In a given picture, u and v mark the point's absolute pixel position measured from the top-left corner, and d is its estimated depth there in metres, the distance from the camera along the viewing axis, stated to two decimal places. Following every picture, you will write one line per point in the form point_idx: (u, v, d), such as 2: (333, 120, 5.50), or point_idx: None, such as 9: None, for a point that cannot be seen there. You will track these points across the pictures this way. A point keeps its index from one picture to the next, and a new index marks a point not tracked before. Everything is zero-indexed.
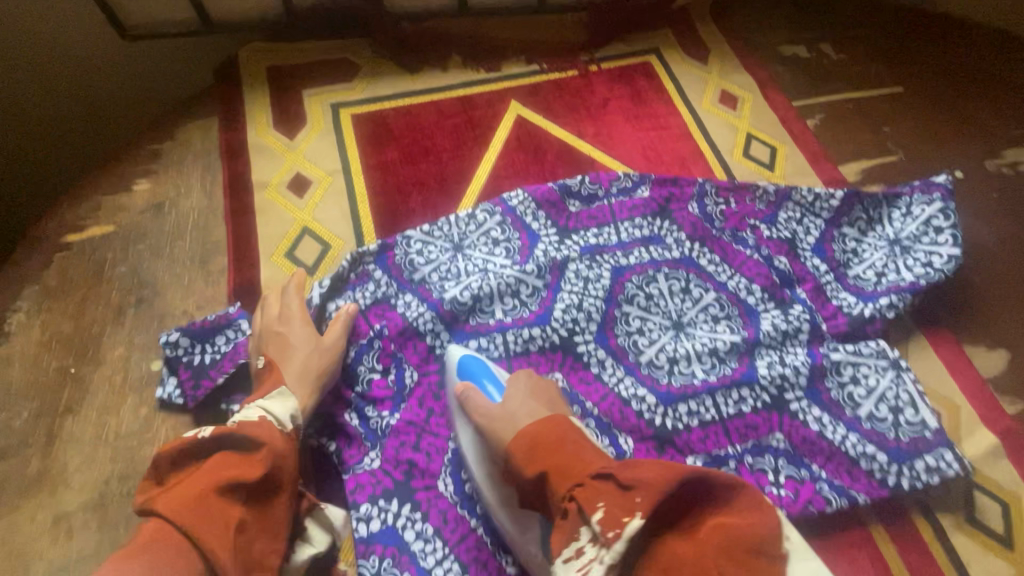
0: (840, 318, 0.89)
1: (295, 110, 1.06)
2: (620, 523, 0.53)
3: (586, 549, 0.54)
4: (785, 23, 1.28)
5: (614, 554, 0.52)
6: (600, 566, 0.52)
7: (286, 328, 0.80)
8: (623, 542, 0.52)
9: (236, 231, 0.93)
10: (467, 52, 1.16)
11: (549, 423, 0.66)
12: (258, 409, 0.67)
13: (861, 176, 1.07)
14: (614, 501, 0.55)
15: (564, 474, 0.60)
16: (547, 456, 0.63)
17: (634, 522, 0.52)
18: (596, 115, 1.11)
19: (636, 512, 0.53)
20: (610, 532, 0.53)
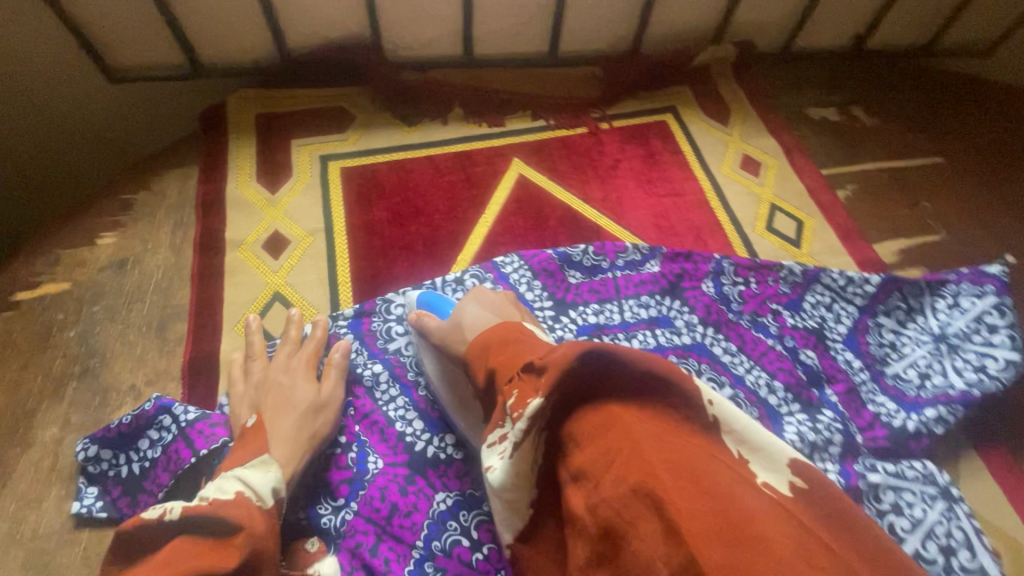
0: (878, 430, 0.76)
1: (280, 161, 0.99)
2: (527, 401, 0.49)
3: (503, 429, 0.51)
4: (812, 83, 1.19)
5: (519, 431, 0.49)
6: (512, 446, 0.49)
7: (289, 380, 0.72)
8: (526, 422, 0.48)
9: (201, 294, 0.84)
10: (469, 105, 1.09)
11: (499, 328, 0.62)
12: (236, 481, 0.56)
13: (899, 257, 0.97)
14: (528, 385, 0.50)
15: (504, 365, 0.56)
16: (494, 355, 0.58)
17: (535, 401, 0.48)
18: (604, 176, 1.02)
19: (540, 392, 0.48)
20: (518, 410, 0.49)
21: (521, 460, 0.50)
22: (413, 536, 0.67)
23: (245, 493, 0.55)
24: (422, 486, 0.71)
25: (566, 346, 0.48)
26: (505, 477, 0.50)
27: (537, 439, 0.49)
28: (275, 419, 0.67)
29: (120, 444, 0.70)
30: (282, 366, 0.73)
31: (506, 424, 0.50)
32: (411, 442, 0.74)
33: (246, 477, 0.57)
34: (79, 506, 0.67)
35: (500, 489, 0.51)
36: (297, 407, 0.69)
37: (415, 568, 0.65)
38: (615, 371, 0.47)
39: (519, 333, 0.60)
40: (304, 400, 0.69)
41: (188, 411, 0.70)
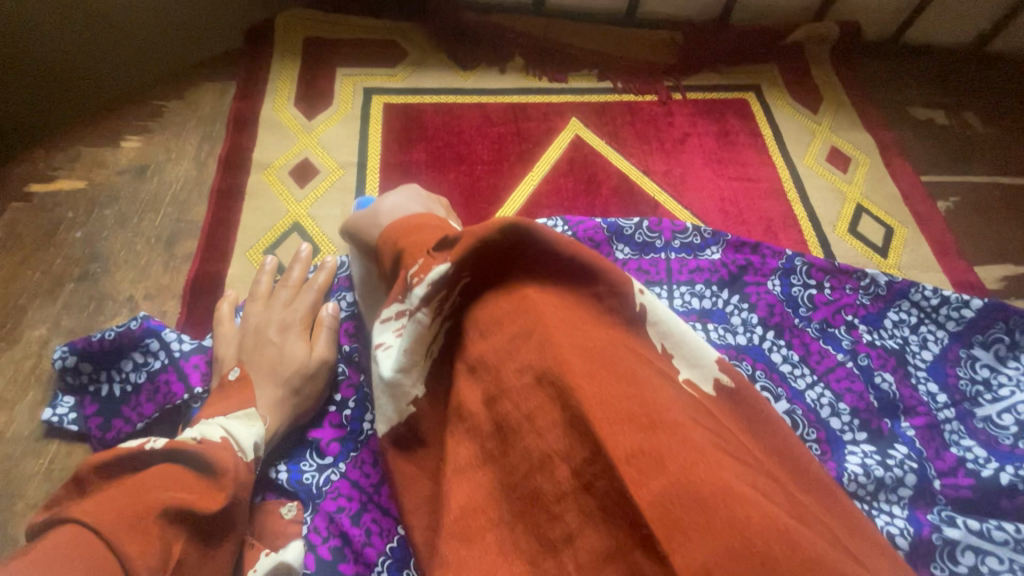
0: (960, 478, 0.64)
1: (322, 87, 0.92)
2: (429, 268, 0.39)
3: (404, 303, 0.40)
4: (922, 80, 1.05)
5: (420, 299, 0.38)
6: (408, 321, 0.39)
7: (281, 338, 0.63)
8: (428, 288, 0.38)
9: (216, 214, 0.78)
10: (531, 56, 0.99)
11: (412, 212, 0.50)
12: (219, 428, 0.51)
13: (1005, 285, 0.83)
14: (430, 259, 0.40)
15: (415, 244, 0.44)
16: (403, 235, 0.46)
17: (441, 266, 0.38)
18: (670, 150, 0.92)
19: (449, 257, 0.38)
20: (418, 279, 0.39)
21: (418, 339, 0.39)
22: (402, 509, 0.58)
23: (231, 442, 0.50)
24: None
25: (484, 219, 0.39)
26: (394, 358, 0.40)
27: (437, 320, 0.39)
28: (261, 383, 0.59)
29: (100, 360, 0.62)
30: (275, 320, 0.65)
31: (408, 297, 0.40)
32: None
33: (231, 426, 0.52)
34: (50, 414, 0.61)
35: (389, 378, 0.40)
36: (283, 374, 0.60)
37: (396, 545, 0.56)
38: (576, 270, 0.39)
39: (433, 221, 0.49)
40: (291, 366, 0.60)
41: (183, 342, 0.63)
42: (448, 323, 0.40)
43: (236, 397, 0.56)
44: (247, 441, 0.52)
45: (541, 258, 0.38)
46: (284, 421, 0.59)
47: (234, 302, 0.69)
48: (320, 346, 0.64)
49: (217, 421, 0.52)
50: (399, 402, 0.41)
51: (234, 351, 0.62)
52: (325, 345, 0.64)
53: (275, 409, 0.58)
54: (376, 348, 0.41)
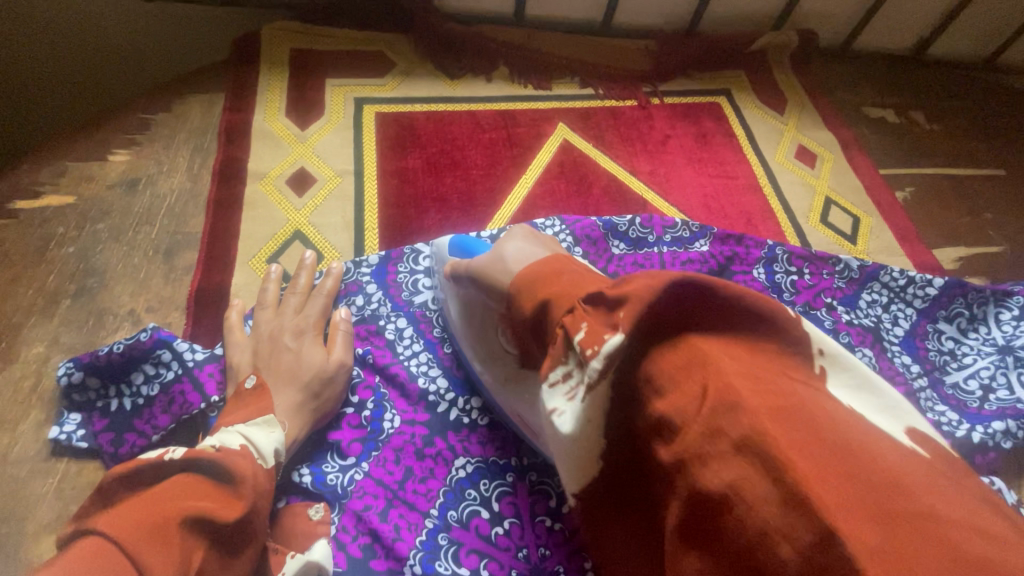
0: (939, 440, 0.70)
1: (312, 98, 0.93)
2: (601, 338, 0.38)
3: (569, 367, 0.41)
4: (872, 82, 1.14)
5: (595, 373, 0.38)
6: (582, 390, 0.40)
7: (296, 344, 0.63)
8: (603, 361, 0.38)
9: (215, 224, 0.78)
10: (516, 65, 1.03)
11: (543, 259, 0.50)
12: (238, 435, 0.50)
13: (960, 264, 0.91)
14: (598, 319, 0.40)
15: (563, 296, 0.44)
16: (544, 286, 0.46)
17: (613, 338, 0.38)
18: (653, 151, 0.97)
19: (619, 327, 0.38)
20: (589, 348, 0.39)
21: (597, 408, 0.40)
22: (429, 502, 0.60)
23: (250, 448, 0.50)
24: (440, 450, 0.64)
25: (644, 278, 0.39)
26: (575, 422, 0.40)
27: (608, 386, 0.39)
28: (279, 388, 0.59)
29: (109, 374, 0.61)
30: (288, 326, 0.65)
31: (573, 360, 0.40)
32: (435, 404, 0.67)
33: (249, 433, 0.52)
34: (57, 433, 0.59)
35: (575, 437, 0.41)
36: (301, 379, 0.60)
37: (427, 538, 0.58)
38: (703, 304, 0.38)
39: (567, 266, 0.49)
40: (309, 371, 0.60)
41: (196, 351, 0.63)
42: (618, 387, 0.39)
43: (256, 404, 0.56)
44: (266, 449, 0.52)
45: (687, 305, 0.38)
46: (304, 424, 0.59)
47: (242, 310, 0.68)
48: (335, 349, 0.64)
49: (234, 429, 0.51)
50: (571, 461, 0.42)
51: (248, 359, 0.62)
52: (342, 350, 0.65)
53: (294, 416, 0.58)
54: (553, 413, 0.41)
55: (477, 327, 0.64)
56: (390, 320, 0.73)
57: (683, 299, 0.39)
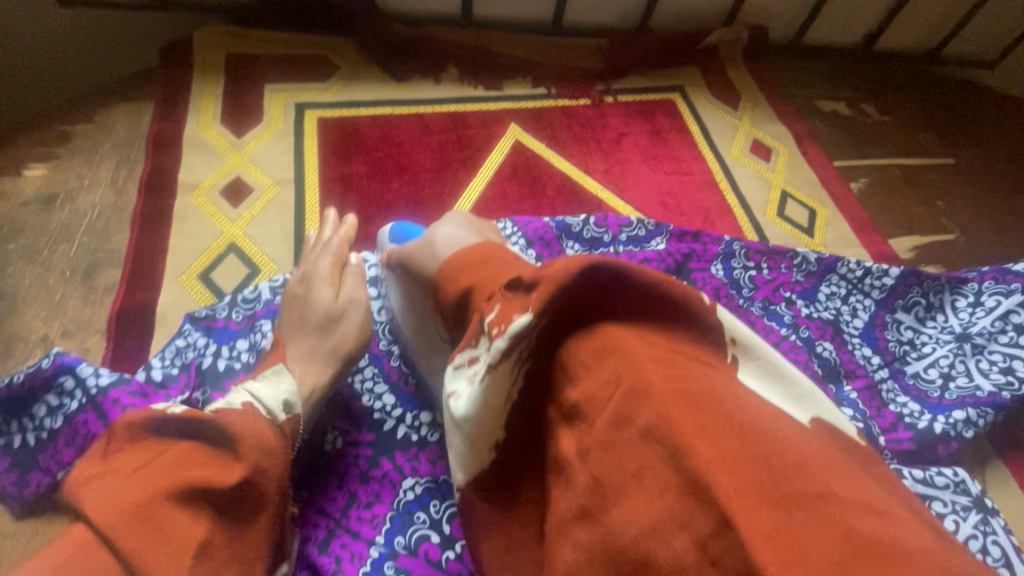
0: (901, 432, 0.69)
1: (250, 104, 0.88)
2: (508, 318, 0.37)
3: (475, 349, 0.40)
4: (824, 76, 1.15)
5: (498, 352, 0.36)
6: (484, 369, 0.37)
7: (305, 290, 0.62)
8: (508, 340, 0.36)
9: (140, 240, 0.72)
10: (466, 67, 1.00)
11: (471, 245, 0.50)
12: (245, 393, 0.47)
13: (916, 254, 0.91)
14: (511, 300, 0.38)
15: (484, 282, 0.44)
16: (471, 271, 0.47)
17: (521, 317, 0.36)
18: (607, 149, 0.95)
19: (529, 307, 0.36)
20: (496, 330, 0.37)
21: (495, 388, 0.38)
22: (374, 530, 0.56)
23: (255, 404, 0.46)
24: (387, 471, 0.60)
25: (563, 259, 0.36)
26: (471, 404, 0.38)
27: (516, 366, 0.37)
28: (291, 337, 0.58)
29: (9, 408, 0.56)
30: (299, 277, 0.64)
31: (481, 343, 0.39)
32: (381, 421, 0.64)
33: (255, 390, 0.49)
34: None
35: (464, 422, 0.39)
36: (314, 319, 0.59)
37: (370, 569, 0.53)
38: (619, 285, 0.36)
39: (497, 252, 0.48)
40: (318, 312, 0.59)
41: (100, 376, 0.57)
42: (528, 365, 0.38)
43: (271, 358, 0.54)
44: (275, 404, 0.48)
45: (600, 290, 0.36)
46: (326, 368, 0.57)
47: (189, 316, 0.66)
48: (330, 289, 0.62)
49: (238, 389, 0.48)
50: (473, 444, 0.40)
51: (267, 321, 0.61)
52: (351, 288, 0.63)
53: (309, 357, 0.56)
54: (451, 397, 0.40)
55: (411, 314, 0.61)
56: None
57: (617, 294, 0.37)
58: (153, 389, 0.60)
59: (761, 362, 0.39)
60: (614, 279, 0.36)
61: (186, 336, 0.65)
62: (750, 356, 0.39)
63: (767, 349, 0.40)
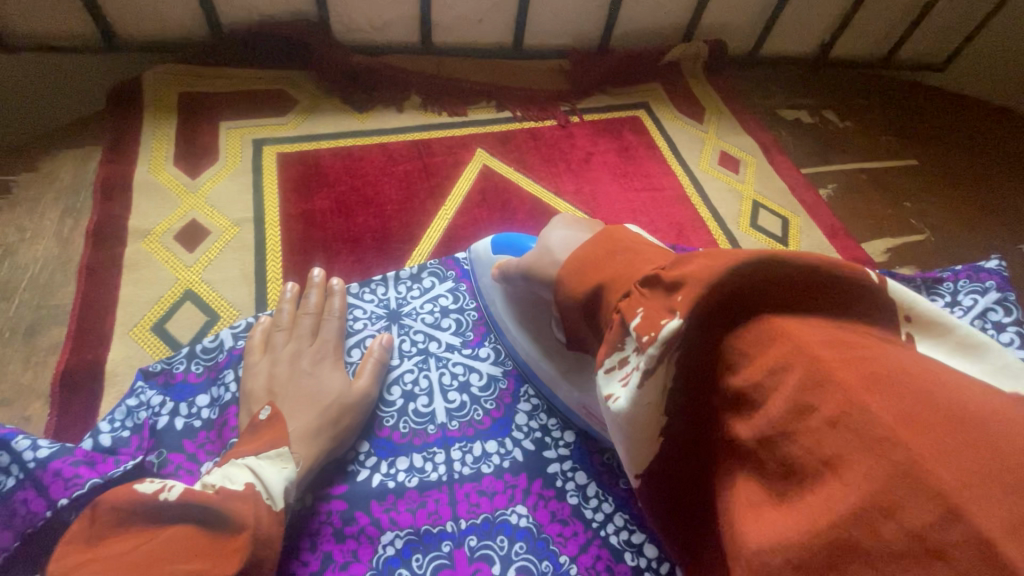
0: None
1: (204, 143, 0.85)
2: (656, 324, 0.37)
3: (626, 352, 0.40)
4: (783, 86, 1.16)
5: (651, 359, 0.37)
6: (640, 375, 0.38)
7: (314, 370, 0.61)
8: (661, 347, 0.36)
9: (86, 293, 0.68)
10: (428, 94, 0.99)
11: (594, 235, 0.50)
12: (246, 471, 0.49)
13: (890, 256, 0.91)
14: (656, 303, 0.38)
15: (619, 277, 0.44)
16: (597, 270, 0.47)
17: (671, 322, 0.36)
18: (576, 169, 0.93)
19: (677, 310, 0.36)
20: (645, 336, 0.37)
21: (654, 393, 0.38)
22: None
23: (256, 487, 0.48)
24: (363, 527, 0.57)
25: (701, 260, 0.37)
26: (630, 402, 0.38)
27: (670, 366, 0.37)
28: (293, 414, 0.56)
29: None
30: (308, 350, 0.62)
31: (630, 344, 0.39)
32: (354, 472, 0.60)
33: (258, 468, 0.50)
34: None
35: (625, 419, 0.39)
36: (320, 404, 0.58)
37: None
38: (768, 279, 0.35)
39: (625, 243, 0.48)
40: (328, 397, 0.58)
41: (39, 448, 0.52)
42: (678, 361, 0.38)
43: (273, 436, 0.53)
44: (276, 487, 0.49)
45: (748, 283, 0.35)
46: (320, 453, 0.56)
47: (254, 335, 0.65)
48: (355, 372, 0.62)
49: (244, 461, 0.50)
50: (631, 433, 0.40)
51: (263, 383, 0.59)
52: (365, 377, 0.62)
53: (310, 443, 0.55)
54: (608, 399, 0.40)
55: (532, 318, 0.65)
56: None
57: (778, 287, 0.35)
58: (100, 455, 0.55)
59: (948, 339, 0.37)
60: (747, 275, 0.35)
61: (140, 395, 0.60)
62: (935, 330, 0.37)
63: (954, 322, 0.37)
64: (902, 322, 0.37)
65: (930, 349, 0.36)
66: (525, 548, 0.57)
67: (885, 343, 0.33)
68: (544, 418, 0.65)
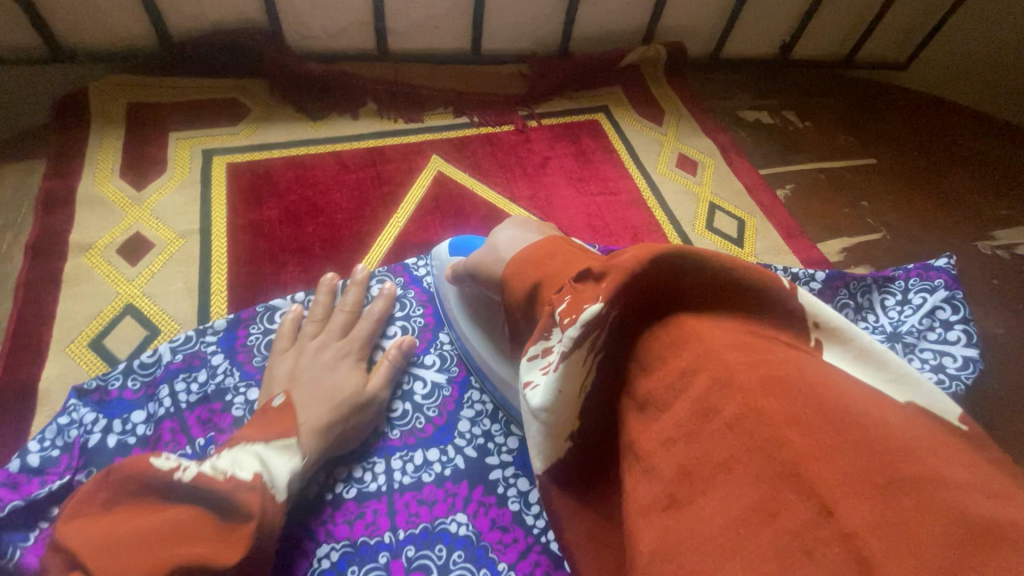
0: None
1: (152, 154, 0.84)
2: (579, 307, 0.35)
3: (550, 340, 0.38)
4: (744, 88, 1.17)
5: (571, 340, 0.35)
6: (558, 360, 0.36)
7: (332, 364, 0.61)
8: (581, 330, 0.34)
9: (21, 309, 0.67)
10: (384, 101, 0.98)
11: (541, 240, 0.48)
12: (254, 458, 0.49)
13: (844, 256, 0.92)
14: (586, 292, 0.36)
15: (554, 277, 0.43)
16: (536, 268, 0.45)
17: (593, 306, 0.34)
18: (532, 174, 0.93)
19: (601, 295, 0.34)
20: (567, 318, 0.35)
21: (571, 378, 0.36)
22: None
23: (263, 476, 0.48)
24: (297, 541, 0.56)
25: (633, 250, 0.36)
26: (549, 393, 0.36)
27: (588, 353, 0.36)
28: (310, 406, 0.56)
29: None
30: (332, 344, 0.63)
31: (556, 334, 0.37)
32: None
33: (267, 457, 0.50)
34: None
35: (542, 411, 0.37)
36: (333, 398, 0.58)
37: None
38: (692, 272, 0.35)
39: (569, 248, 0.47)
40: (343, 392, 0.59)
41: None
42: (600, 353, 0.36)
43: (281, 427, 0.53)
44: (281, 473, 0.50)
45: (675, 273, 0.35)
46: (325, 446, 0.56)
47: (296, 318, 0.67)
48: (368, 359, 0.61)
49: (257, 446, 0.51)
50: (550, 432, 0.38)
51: (287, 369, 0.60)
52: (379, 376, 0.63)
53: (318, 436, 0.55)
54: (527, 387, 0.38)
55: (482, 322, 0.64)
56: (241, 384, 0.65)
57: (692, 283, 0.35)
58: (26, 476, 0.54)
59: (851, 346, 0.36)
60: (675, 266, 0.35)
61: (72, 412, 0.59)
62: (840, 340, 0.36)
63: (855, 331, 0.36)
64: (808, 328, 0.36)
65: (833, 357, 0.36)
66: (463, 556, 0.56)
67: (788, 346, 0.34)
68: (486, 425, 0.65)
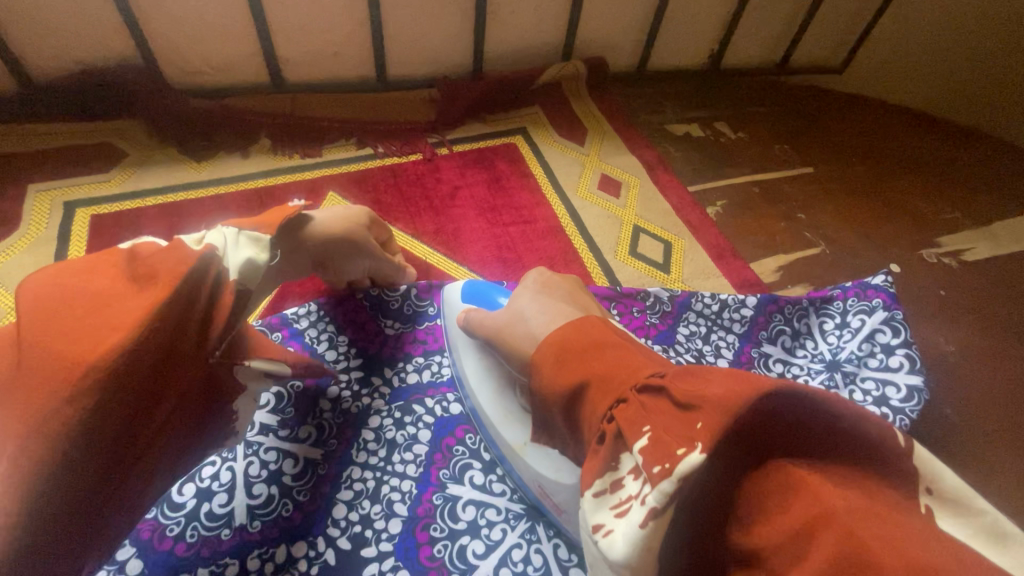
0: None
1: (5, 211, 0.76)
2: (672, 453, 0.29)
3: (619, 470, 0.33)
4: (673, 101, 1.11)
5: (663, 496, 0.28)
6: (643, 512, 0.29)
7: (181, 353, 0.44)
8: (677, 483, 0.28)
9: None
10: (279, 136, 0.91)
11: (577, 323, 0.43)
12: None
13: (780, 275, 0.85)
14: (666, 420, 0.32)
15: (602, 381, 0.37)
16: (583, 363, 0.39)
17: (691, 456, 0.28)
18: (439, 206, 0.86)
19: (697, 443, 0.28)
20: (655, 465, 0.29)
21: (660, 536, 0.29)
22: None
23: None
24: None
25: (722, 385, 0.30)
26: (630, 546, 0.29)
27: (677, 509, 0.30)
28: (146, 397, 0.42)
29: None
30: None
31: (627, 463, 0.33)
32: None
33: None
34: None
35: (624, 567, 0.30)
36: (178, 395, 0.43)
37: None
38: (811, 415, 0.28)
39: (613, 337, 0.41)
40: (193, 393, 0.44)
41: None
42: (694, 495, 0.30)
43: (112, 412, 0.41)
44: None
45: (776, 416, 0.29)
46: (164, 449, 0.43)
47: None
48: (242, 249, 0.44)
49: None
50: None
51: None
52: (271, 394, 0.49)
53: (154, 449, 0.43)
54: (597, 532, 0.32)
55: (501, 378, 0.58)
56: None
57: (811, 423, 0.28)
58: None
59: (979, 523, 0.27)
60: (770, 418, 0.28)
61: None
62: (963, 513, 0.27)
63: (986, 504, 0.27)
64: (918, 489, 0.28)
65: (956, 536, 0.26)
66: None
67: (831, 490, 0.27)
68: (366, 508, 0.56)
